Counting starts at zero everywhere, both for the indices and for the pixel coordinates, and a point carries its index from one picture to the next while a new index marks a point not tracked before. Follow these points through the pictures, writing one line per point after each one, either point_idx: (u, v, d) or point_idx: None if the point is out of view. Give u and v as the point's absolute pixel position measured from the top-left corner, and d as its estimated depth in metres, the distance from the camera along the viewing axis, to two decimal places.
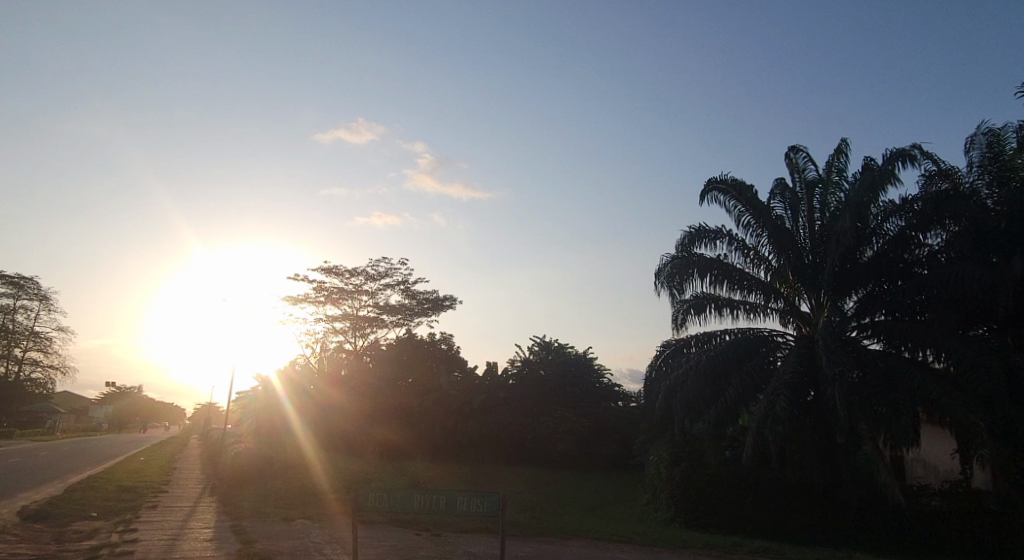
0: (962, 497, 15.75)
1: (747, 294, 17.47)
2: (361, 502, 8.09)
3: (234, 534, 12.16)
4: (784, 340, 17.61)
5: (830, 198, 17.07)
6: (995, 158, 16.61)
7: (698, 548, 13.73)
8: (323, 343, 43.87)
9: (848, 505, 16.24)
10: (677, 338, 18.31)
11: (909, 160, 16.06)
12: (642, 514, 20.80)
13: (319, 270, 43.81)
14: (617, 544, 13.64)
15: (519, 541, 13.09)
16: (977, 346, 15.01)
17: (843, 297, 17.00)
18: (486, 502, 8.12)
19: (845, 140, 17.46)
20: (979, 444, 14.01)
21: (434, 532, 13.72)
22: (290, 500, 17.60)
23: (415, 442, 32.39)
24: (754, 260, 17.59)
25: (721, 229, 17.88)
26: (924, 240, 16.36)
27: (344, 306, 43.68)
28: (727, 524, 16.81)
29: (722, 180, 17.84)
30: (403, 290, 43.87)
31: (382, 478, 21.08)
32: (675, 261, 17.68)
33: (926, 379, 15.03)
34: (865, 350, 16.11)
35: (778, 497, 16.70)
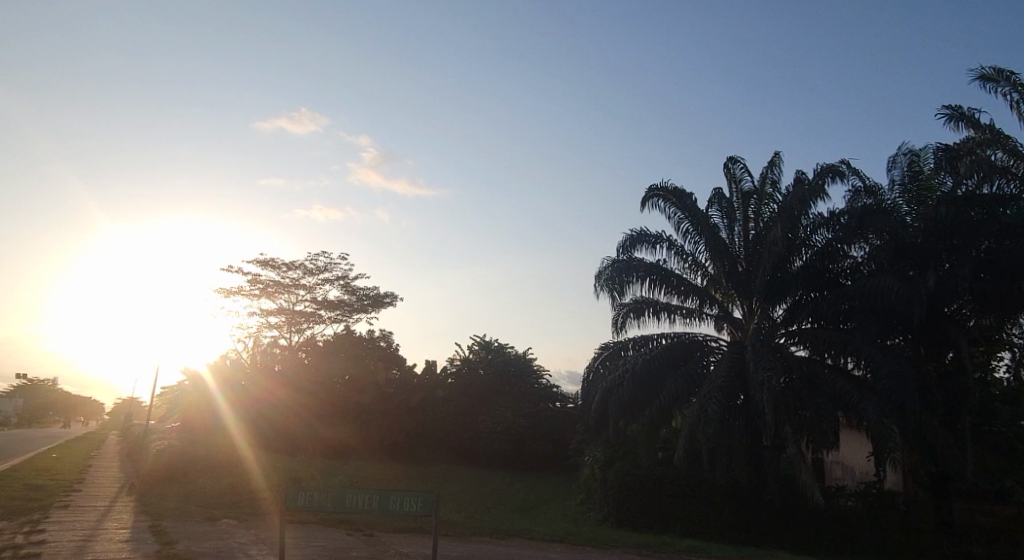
0: (875, 497, 16.49)
1: (684, 300, 17.92)
2: (290, 503, 7.86)
3: (154, 535, 11.76)
4: (718, 346, 18.10)
5: (764, 209, 17.57)
6: (914, 177, 17.48)
7: (629, 548, 14.01)
8: (256, 337, 42.86)
9: (772, 507, 16.59)
10: (616, 340, 18.58)
11: (838, 175, 16.75)
12: (576, 514, 21.09)
13: (254, 262, 42.72)
14: (551, 544, 13.80)
15: (453, 541, 13.09)
16: (894, 355, 15.78)
17: (773, 305, 17.61)
18: (421, 502, 8.01)
19: (779, 153, 18.02)
20: (891, 447, 14.68)
21: (366, 532, 13.61)
22: (218, 499, 17.12)
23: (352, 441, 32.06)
24: (692, 266, 18.02)
25: (662, 234, 18.25)
26: (848, 253, 17.11)
27: (280, 301, 42.72)
28: (655, 524, 17.33)
29: (663, 186, 18.25)
30: (342, 285, 43.22)
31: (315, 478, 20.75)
32: (616, 264, 17.97)
33: (846, 385, 15.69)
34: (792, 357, 16.70)
35: (708, 498, 16.96)
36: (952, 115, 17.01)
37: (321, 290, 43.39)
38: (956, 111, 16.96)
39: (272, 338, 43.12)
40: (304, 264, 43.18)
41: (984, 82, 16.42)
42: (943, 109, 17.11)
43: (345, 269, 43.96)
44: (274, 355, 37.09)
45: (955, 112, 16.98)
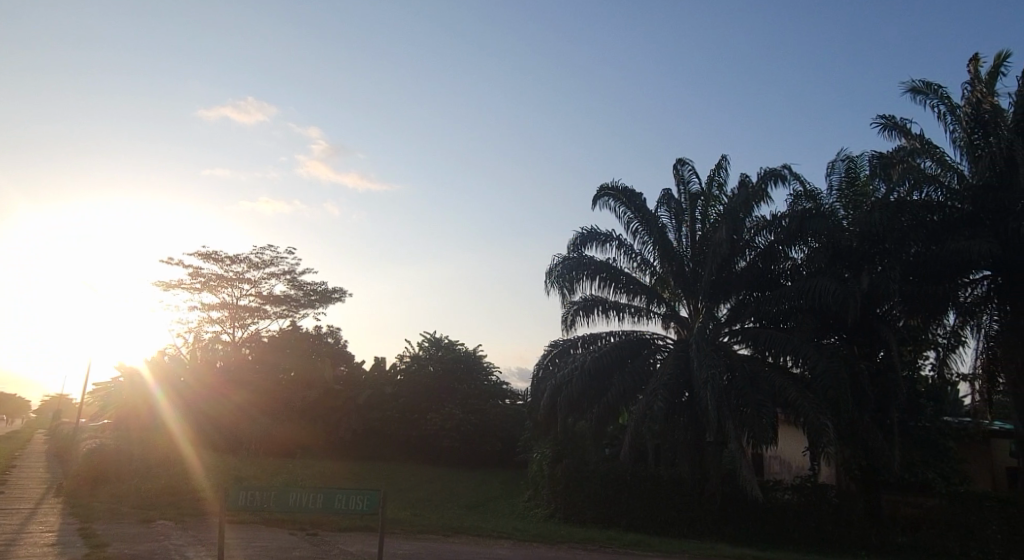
0: (811, 491, 16.78)
1: (632, 298, 18.24)
2: (231, 503, 7.70)
3: (83, 539, 11.42)
4: (664, 344, 18.47)
5: (710, 211, 18.03)
6: (850, 183, 18.35)
7: (574, 543, 14.22)
8: (197, 332, 41.81)
9: (713, 501, 16.95)
10: (565, 338, 18.79)
11: (780, 179, 17.30)
12: (524, 510, 21.32)
13: (196, 255, 41.63)
14: (498, 541, 13.93)
15: (399, 540, 13.08)
16: (830, 354, 16.38)
17: (717, 305, 18.10)
18: (367, 500, 7.99)
19: (725, 156, 18.50)
20: (825, 442, 15.26)
21: (311, 531, 13.46)
22: (154, 500, 16.71)
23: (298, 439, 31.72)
24: (641, 265, 18.35)
25: (612, 234, 18.54)
26: (789, 254, 17.70)
27: (224, 295, 41.79)
28: (602, 519, 17.74)
29: (614, 186, 18.56)
30: (289, 280, 42.48)
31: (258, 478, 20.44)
32: (566, 262, 18.21)
33: (785, 383, 16.21)
34: (734, 355, 17.18)
35: (651, 493, 17.38)
36: (886, 124, 17.76)
37: (266, 284, 42.59)
38: (889, 120, 17.71)
39: (214, 333, 42.13)
40: (249, 258, 42.30)
41: (915, 93, 17.21)
42: (878, 118, 17.84)
43: (292, 264, 43.24)
44: (216, 350, 36.24)
45: (888, 121, 17.73)
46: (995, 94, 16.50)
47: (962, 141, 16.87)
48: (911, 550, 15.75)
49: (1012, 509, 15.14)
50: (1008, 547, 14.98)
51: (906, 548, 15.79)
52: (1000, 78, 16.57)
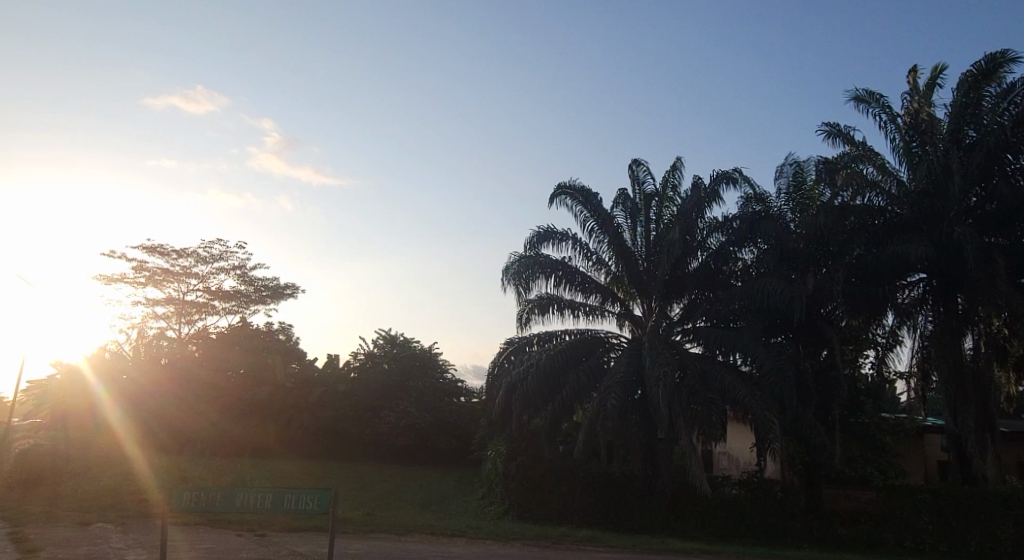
0: (756, 486, 17.16)
1: (587, 296, 18.46)
2: (175, 505, 7.55)
3: (17, 544, 11.05)
4: (618, 342, 18.74)
5: (664, 211, 18.34)
6: (798, 187, 18.60)
7: (528, 540, 14.36)
8: (141, 328, 40.67)
9: (664, 497, 17.29)
10: (521, 336, 18.92)
11: (732, 182, 17.73)
12: (477, 508, 21.42)
13: (140, 248, 40.49)
14: (452, 539, 13.99)
15: (349, 540, 13.00)
16: (777, 352, 16.87)
17: (670, 304, 18.44)
18: (318, 500, 7.96)
19: (680, 158, 18.80)
20: (771, 438, 15.72)
21: (258, 532, 13.30)
22: (93, 502, 16.19)
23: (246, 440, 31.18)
24: (596, 263, 18.58)
25: (568, 232, 18.71)
26: (739, 255, 18.14)
27: (169, 289, 40.71)
28: (555, 516, 17.97)
29: (571, 185, 18.73)
30: (239, 275, 41.65)
31: (202, 478, 19.99)
32: (522, 260, 18.33)
33: (733, 380, 16.62)
34: (685, 353, 17.53)
35: (604, 489, 17.66)
36: (831, 131, 18.38)
37: (215, 280, 41.67)
38: (834, 128, 18.34)
39: (159, 329, 41.01)
40: (196, 252, 41.33)
41: (858, 102, 17.86)
42: (823, 125, 18.44)
43: (242, 259, 42.38)
44: (161, 347, 35.18)
45: (833, 129, 18.35)
46: (932, 105, 17.29)
47: (901, 150, 17.65)
48: (851, 541, 16.32)
49: (942, 500, 15.90)
50: (938, 537, 15.73)
51: (845, 540, 16.40)
52: (937, 89, 17.34)
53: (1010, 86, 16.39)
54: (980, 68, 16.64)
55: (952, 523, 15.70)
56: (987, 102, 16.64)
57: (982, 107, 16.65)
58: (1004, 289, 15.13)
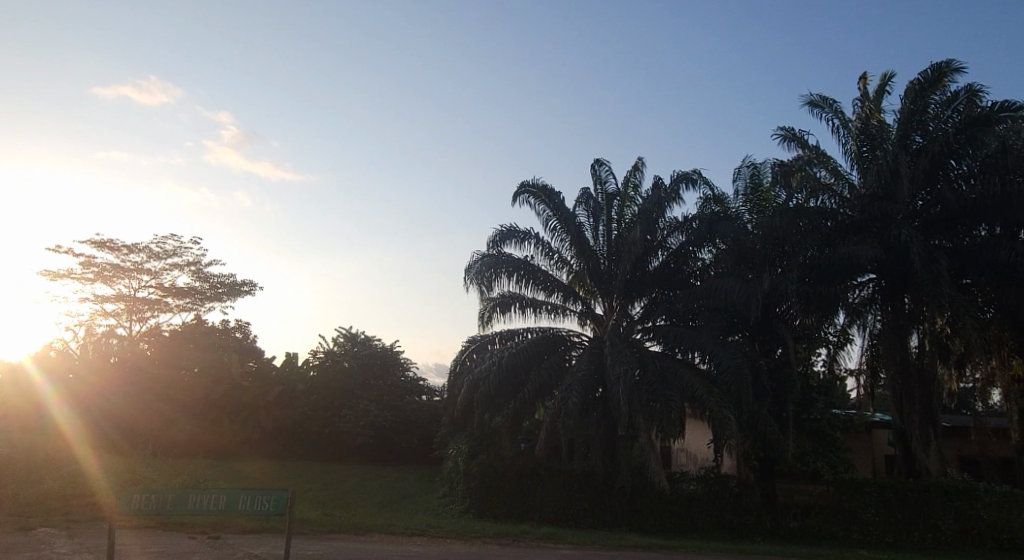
0: (712, 481, 17.47)
1: (549, 295, 18.59)
2: (122, 508, 7.38)
3: None
4: (580, 340, 18.91)
5: (626, 211, 18.56)
6: (755, 189, 19.10)
7: (488, 538, 14.40)
8: (89, 326, 39.54)
9: (623, 493, 17.51)
10: (483, 334, 18.96)
11: (691, 183, 18.04)
12: (437, 507, 21.44)
13: (88, 243, 39.37)
14: (411, 538, 13.97)
15: (306, 541, 12.89)
16: (733, 350, 17.23)
17: (631, 303, 18.69)
18: (273, 501, 7.84)
19: (641, 159, 19.04)
20: (727, 434, 16.05)
21: (212, 534, 13.09)
22: (36, 506, 15.69)
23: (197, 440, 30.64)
24: (558, 262, 18.72)
25: (530, 231, 18.80)
26: (698, 255, 18.47)
27: (120, 286, 39.67)
28: (515, 513, 18.07)
29: (534, 184, 18.82)
30: (193, 271, 40.80)
31: (153, 479, 19.54)
32: (484, 259, 18.38)
33: (692, 377, 16.90)
34: (645, 351, 17.75)
35: (565, 486, 17.82)
36: (786, 135, 18.83)
37: (168, 276, 40.75)
38: (789, 132, 18.79)
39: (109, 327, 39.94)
40: (149, 247, 40.36)
41: (812, 106, 18.35)
42: (779, 130, 18.89)
43: (197, 255, 41.51)
44: (110, 344, 34.31)
45: (788, 133, 18.80)
46: (880, 111, 17.85)
47: (852, 154, 18.19)
48: (802, 534, 16.75)
49: (888, 493, 16.42)
50: (884, 528, 16.28)
51: (797, 532, 16.84)
52: (885, 96, 17.91)
53: (953, 95, 17.04)
54: (926, 76, 17.24)
55: (897, 516, 16.25)
56: (932, 109, 17.27)
57: (928, 114, 17.27)
58: (946, 288, 15.74)
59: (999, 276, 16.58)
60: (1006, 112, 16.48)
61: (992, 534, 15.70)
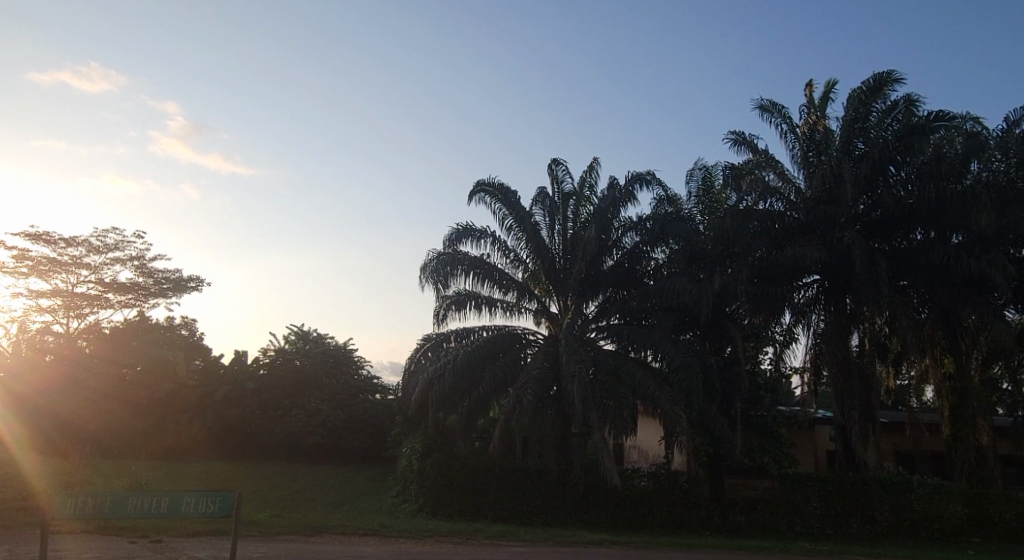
0: (663, 477, 17.79)
1: (505, 293, 18.66)
2: (57, 513, 7.19)
3: None
4: (535, 339, 19.04)
5: (581, 211, 18.73)
6: (707, 191, 19.54)
7: (441, 537, 14.43)
8: (23, 322, 38.04)
9: (576, 490, 17.71)
10: (438, 332, 18.92)
11: (645, 183, 18.32)
12: (391, 506, 21.36)
13: (22, 236, 37.88)
14: (363, 538, 13.89)
15: (254, 543, 12.71)
16: (685, 348, 17.57)
17: (585, 301, 18.88)
18: (218, 503, 7.75)
19: (597, 159, 19.23)
20: (678, 432, 16.37)
21: (154, 537, 12.79)
22: None
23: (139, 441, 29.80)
24: (514, 261, 18.80)
25: (486, 230, 18.83)
26: (652, 255, 18.76)
27: (57, 281, 38.27)
28: (469, 511, 18.11)
29: (490, 183, 18.85)
30: (136, 266, 39.63)
31: (89, 482, 18.93)
32: (440, 257, 18.34)
33: (644, 376, 17.16)
34: (599, 350, 17.94)
35: (519, 484, 17.93)
36: (737, 139, 19.28)
37: (109, 271, 39.50)
38: (740, 136, 19.25)
39: (45, 323, 38.50)
40: (88, 241, 39.04)
41: (762, 110, 18.84)
42: (730, 134, 19.32)
43: (140, 249, 40.33)
44: (46, 341, 32.97)
45: (738, 137, 19.26)
46: (825, 118, 18.43)
47: (799, 159, 18.73)
48: (748, 528, 17.21)
49: (830, 486, 16.96)
50: (825, 521, 16.83)
51: (743, 526, 17.30)
52: (830, 103, 18.49)
53: (893, 104, 17.71)
54: (868, 85, 17.86)
55: (837, 509, 16.83)
56: (873, 117, 17.92)
57: (869, 121, 17.90)
58: (886, 290, 16.38)
59: (932, 279, 17.36)
60: (941, 121, 17.23)
61: (924, 525, 16.42)
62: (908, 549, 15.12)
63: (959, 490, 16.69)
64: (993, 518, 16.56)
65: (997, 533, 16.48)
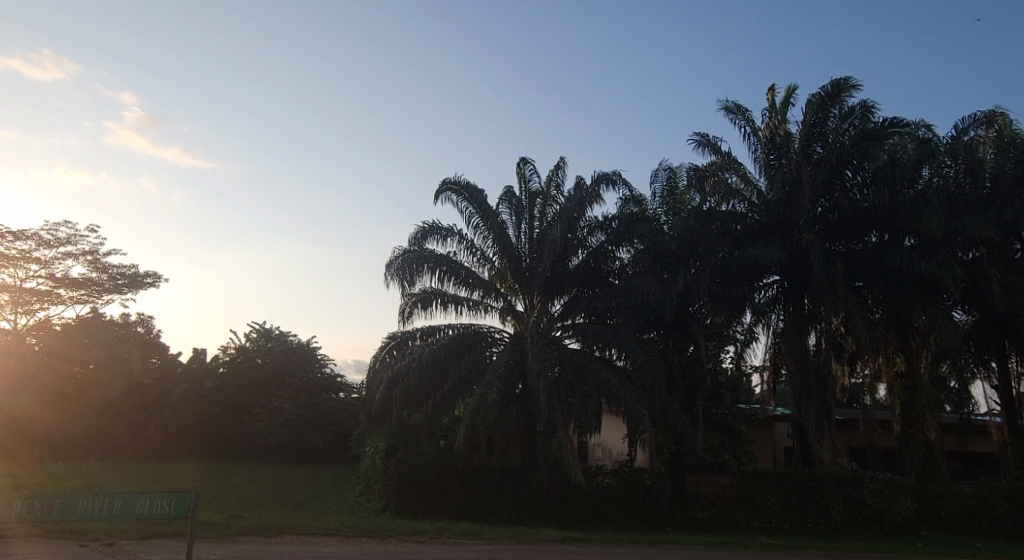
0: (627, 475, 17.97)
1: (471, 291, 18.66)
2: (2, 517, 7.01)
3: None
4: (500, 337, 19.09)
5: (548, 210, 18.82)
6: (671, 192, 19.79)
7: (404, 535, 14.41)
8: None
9: (540, 488, 17.82)
10: (403, 331, 18.84)
11: (611, 183, 18.50)
12: (354, 505, 21.23)
13: None
14: (324, 538, 13.79)
15: (210, 545, 12.52)
16: (649, 347, 17.77)
17: (551, 300, 18.96)
18: (175, 503, 7.54)
19: (564, 158, 19.33)
20: (641, 430, 16.55)
21: (105, 541, 12.52)
22: None
23: (92, 441, 29.03)
24: (480, 259, 18.81)
25: (452, 227, 18.81)
26: (617, 255, 18.95)
27: (5, 276, 37.11)
28: (433, 510, 18.08)
29: (456, 181, 18.84)
30: (89, 262, 38.63)
31: (37, 484, 18.41)
32: (406, 254, 18.28)
33: (609, 374, 17.30)
34: (565, 348, 18.04)
35: (483, 483, 17.97)
36: (701, 141, 19.59)
37: (60, 266, 38.42)
38: (704, 138, 19.56)
39: None
40: (38, 235, 37.94)
41: (727, 113, 19.18)
42: (694, 135, 19.64)
43: (93, 244, 39.32)
44: None
45: (702, 139, 19.57)
46: (786, 122, 18.81)
47: (761, 161, 19.10)
48: (708, 524, 17.50)
49: (788, 482, 17.32)
50: (783, 516, 17.21)
51: (704, 522, 17.58)
52: (791, 107, 18.90)
53: (850, 110, 18.21)
54: (827, 91, 18.31)
55: (794, 504, 17.22)
56: (832, 122, 18.37)
57: (828, 126, 18.34)
58: (841, 291, 16.82)
59: (886, 280, 17.88)
60: (895, 128, 17.78)
61: (876, 519, 16.91)
62: (862, 543, 15.54)
63: (909, 484, 17.26)
64: (940, 511, 17.17)
65: (943, 526, 17.07)
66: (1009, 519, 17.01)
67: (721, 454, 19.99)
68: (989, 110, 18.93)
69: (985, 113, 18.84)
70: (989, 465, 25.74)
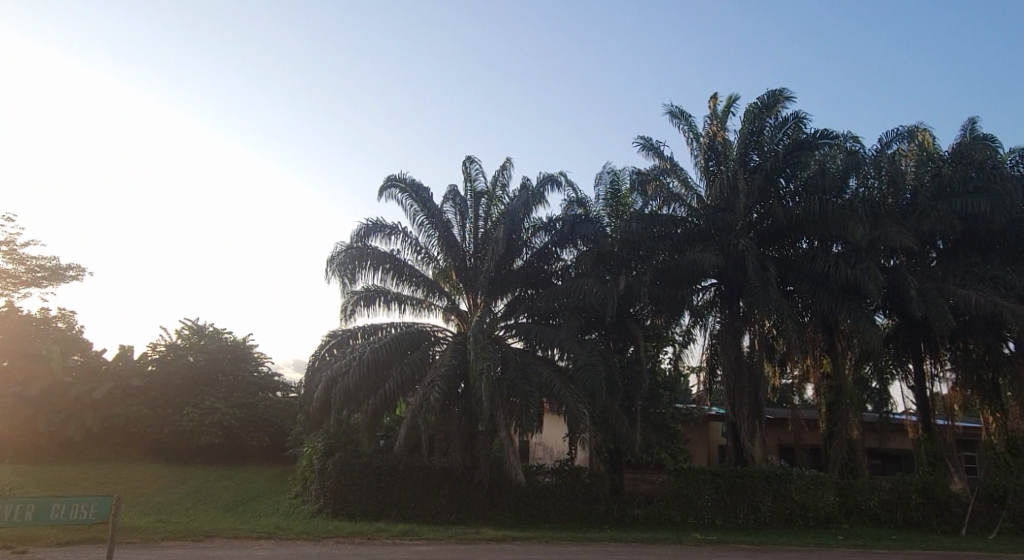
0: (567, 473, 18.20)
1: (414, 290, 18.58)
2: None
3: None
4: (443, 336, 19.07)
5: (493, 210, 18.90)
6: (614, 194, 20.00)
7: (341, 537, 14.26)
8: None
9: (481, 487, 17.87)
10: (344, 329, 18.59)
11: (556, 185, 18.71)
12: (289, 507, 20.81)
13: None
14: (257, 542, 13.52)
15: (134, 550, 12.12)
16: (590, 348, 18.01)
17: (495, 300, 19.02)
18: (95, 508, 7.28)
19: (509, 159, 19.42)
20: (581, 429, 16.76)
21: (20, 548, 11.97)
22: None
23: (7, 443, 27.60)
24: (424, 258, 18.74)
25: (396, 225, 18.67)
26: (560, 256, 19.14)
27: None
28: (372, 511, 17.90)
29: (401, 178, 18.73)
30: (6, 253, 36.69)
31: None
32: (349, 251, 18.06)
33: (550, 374, 17.47)
34: (508, 348, 18.14)
35: (423, 483, 17.91)
36: (644, 145, 20.01)
37: None
38: (647, 142, 19.98)
39: None
40: None
41: (670, 118, 19.65)
42: (638, 139, 20.04)
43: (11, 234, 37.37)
44: None
45: (646, 143, 19.98)
46: (725, 130, 19.40)
47: (701, 167, 19.63)
48: (645, 521, 17.91)
49: (721, 479, 17.85)
50: (716, 512, 17.74)
51: (640, 519, 17.98)
52: (730, 116, 19.49)
53: (784, 121, 18.90)
54: (763, 101, 18.98)
55: (726, 500, 17.76)
56: (767, 132, 19.03)
57: (763, 135, 19.00)
58: (773, 294, 17.44)
59: (815, 285, 18.63)
60: (826, 139, 18.54)
61: (801, 514, 17.62)
62: (789, 537, 16.16)
63: (832, 480, 18.05)
64: (860, 506, 18.02)
65: (863, 520, 17.92)
66: (923, 512, 18.02)
67: (658, 453, 20.44)
68: (910, 127, 20.04)
69: (908, 129, 19.98)
70: (906, 462, 27.06)
